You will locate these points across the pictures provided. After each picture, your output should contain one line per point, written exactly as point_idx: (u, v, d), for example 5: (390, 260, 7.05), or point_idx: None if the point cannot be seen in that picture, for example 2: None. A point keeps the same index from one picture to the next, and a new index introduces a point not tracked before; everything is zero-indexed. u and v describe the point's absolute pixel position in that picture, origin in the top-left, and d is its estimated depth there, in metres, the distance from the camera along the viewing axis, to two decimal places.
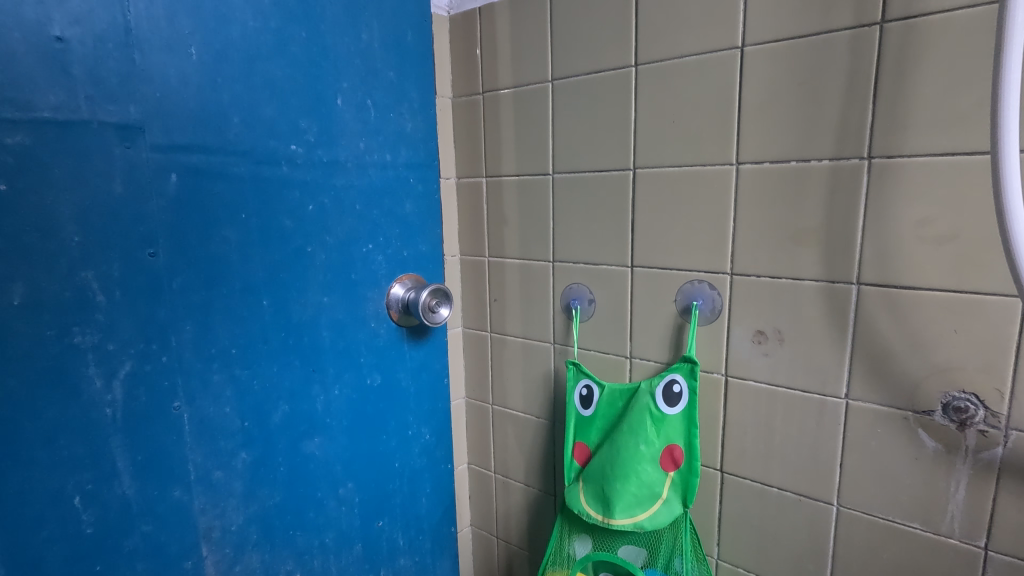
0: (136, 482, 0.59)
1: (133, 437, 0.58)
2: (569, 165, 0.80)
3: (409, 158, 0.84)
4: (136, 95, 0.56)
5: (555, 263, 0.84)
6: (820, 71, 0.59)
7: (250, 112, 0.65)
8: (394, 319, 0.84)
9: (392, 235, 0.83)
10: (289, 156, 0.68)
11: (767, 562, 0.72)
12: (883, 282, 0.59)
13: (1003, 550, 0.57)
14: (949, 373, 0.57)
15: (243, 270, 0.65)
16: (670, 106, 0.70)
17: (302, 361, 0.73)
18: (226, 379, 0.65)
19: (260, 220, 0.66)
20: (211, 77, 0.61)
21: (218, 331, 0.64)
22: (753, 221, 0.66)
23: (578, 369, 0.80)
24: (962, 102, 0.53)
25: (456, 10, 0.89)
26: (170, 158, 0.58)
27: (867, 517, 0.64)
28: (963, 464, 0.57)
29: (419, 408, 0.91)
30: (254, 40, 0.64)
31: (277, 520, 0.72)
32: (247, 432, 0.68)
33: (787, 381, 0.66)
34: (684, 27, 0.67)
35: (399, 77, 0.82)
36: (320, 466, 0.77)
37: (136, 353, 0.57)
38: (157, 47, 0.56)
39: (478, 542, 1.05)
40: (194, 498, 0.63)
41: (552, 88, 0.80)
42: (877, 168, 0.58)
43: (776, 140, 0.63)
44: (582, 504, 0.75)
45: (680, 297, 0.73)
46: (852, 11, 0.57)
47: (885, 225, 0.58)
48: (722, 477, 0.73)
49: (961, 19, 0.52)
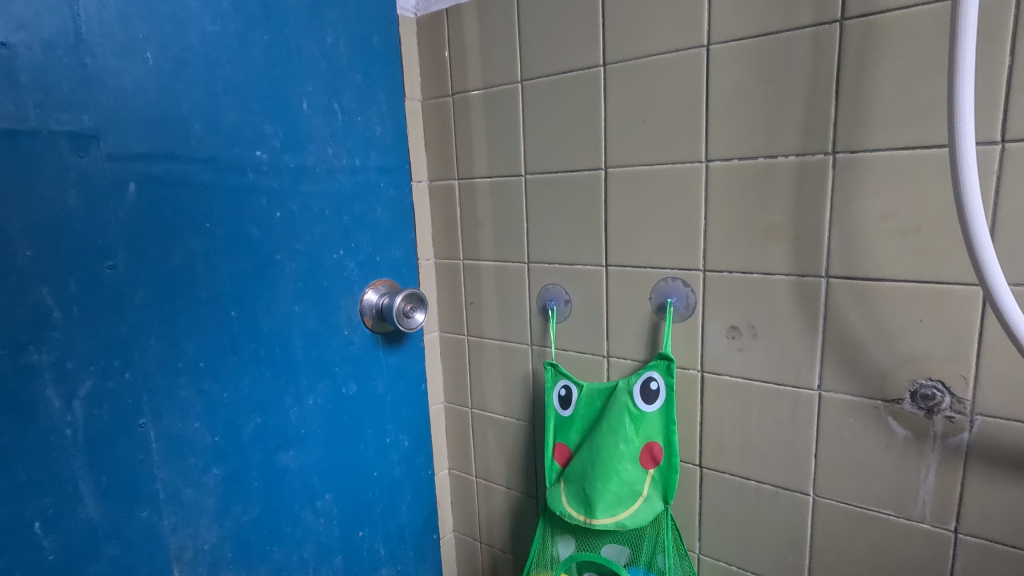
0: (102, 505, 0.56)
1: (96, 458, 0.56)
2: (541, 166, 0.80)
3: (379, 162, 0.83)
4: (90, 102, 0.53)
5: (530, 264, 0.84)
6: (783, 69, 0.60)
7: (212, 117, 0.63)
8: (369, 325, 0.83)
9: (364, 241, 0.81)
10: (254, 162, 0.67)
11: (748, 555, 0.72)
12: (851, 275, 0.60)
13: (972, 532, 0.58)
14: (917, 362, 0.58)
15: (208, 281, 0.63)
16: (639, 105, 0.70)
17: (274, 373, 0.71)
18: (195, 394, 0.63)
19: (226, 229, 0.64)
20: (169, 83, 0.59)
21: (186, 344, 0.62)
22: (724, 217, 0.66)
23: (556, 370, 0.80)
24: (920, 97, 0.54)
25: (423, 11, 0.88)
26: (127, 166, 0.56)
27: (842, 506, 0.65)
28: (933, 450, 0.59)
29: (397, 415, 0.90)
30: (214, 44, 0.62)
31: (252, 536, 0.70)
32: (219, 447, 0.66)
33: (762, 374, 0.67)
34: (651, 27, 0.68)
35: (367, 80, 0.80)
36: (296, 479, 0.75)
37: (97, 371, 0.55)
38: (110, 53, 0.54)
39: (461, 547, 1.04)
40: (163, 518, 0.61)
41: (521, 89, 0.80)
42: (842, 162, 0.59)
43: (743, 137, 0.64)
44: (563, 505, 0.75)
45: (655, 294, 0.73)
46: (813, 9, 0.58)
47: (852, 218, 0.59)
48: (700, 472, 0.74)
49: (918, 16, 0.53)
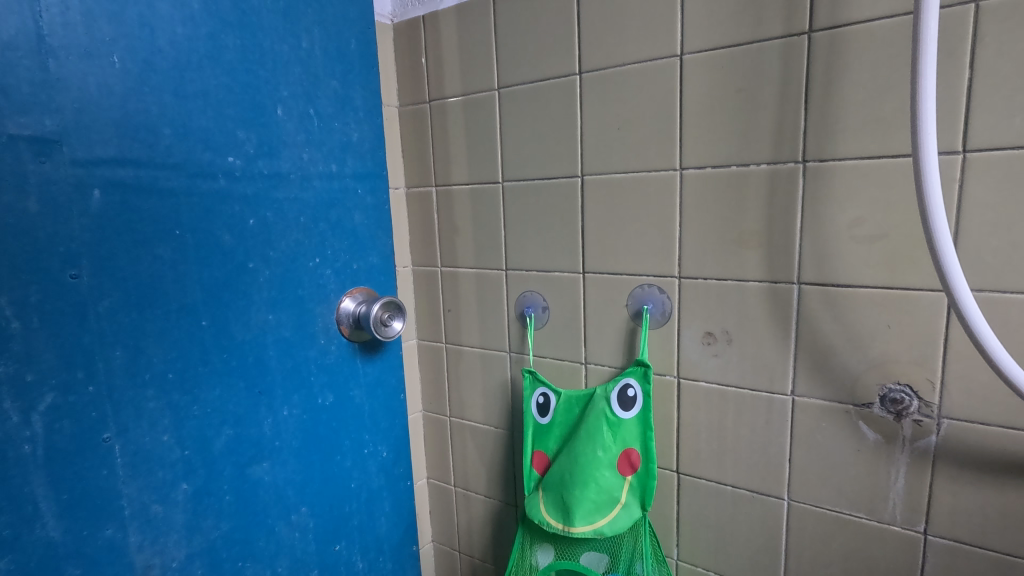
0: (63, 522, 0.54)
1: (57, 475, 0.54)
2: (518, 173, 0.80)
3: (356, 168, 0.82)
4: (52, 105, 0.52)
5: (508, 271, 0.84)
6: (754, 80, 0.61)
7: (182, 123, 0.62)
8: (345, 334, 0.82)
9: (341, 248, 0.80)
10: (226, 168, 0.66)
11: (725, 560, 0.73)
12: (822, 281, 0.61)
13: (941, 533, 0.59)
14: (886, 366, 0.59)
15: (178, 290, 0.62)
16: (614, 112, 0.71)
17: (247, 383, 0.69)
18: (163, 406, 0.61)
19: (196, 236, 0.63)
20: (136, 86, 0.57)
21: (153, 354, 0.60)
22: (699, 224, 0.67)
23: (534, 377, 0.80)
24: (886, 107, 0.55)
25: (400, 18, 0.88)
26: (92, 172, 0.55)
27: (816, 510, 0.66)
28: (902, 453, 0.60)
29: (375, 424, 0.89)
30: (184, 48, 0.61)
31: (224, 552, 0.68)
32: (188, 460, 0.64)
33: (737, 380, 0.68)
34: (626, 36, 0.68)
35: (343, 85, 0.80)
36: (269, 492, 0.73)
37: (59, 383, 0.53)
38: (74, 55, 0.53)
39: (440, 557, 1.03)
40: (129, 536, 0.59)
41: (498, 96, 0.80)
42: (812, 171, 0.60)
43: (717, 145, 0.64)
44: (542, 513, 0.74)
45: (632, 301, 0.73)
46: (782, 20, 0.59)
47: (822, 226, 0.60)
48: (678, 478, 0.74)
49: (881, 28, 0.55)
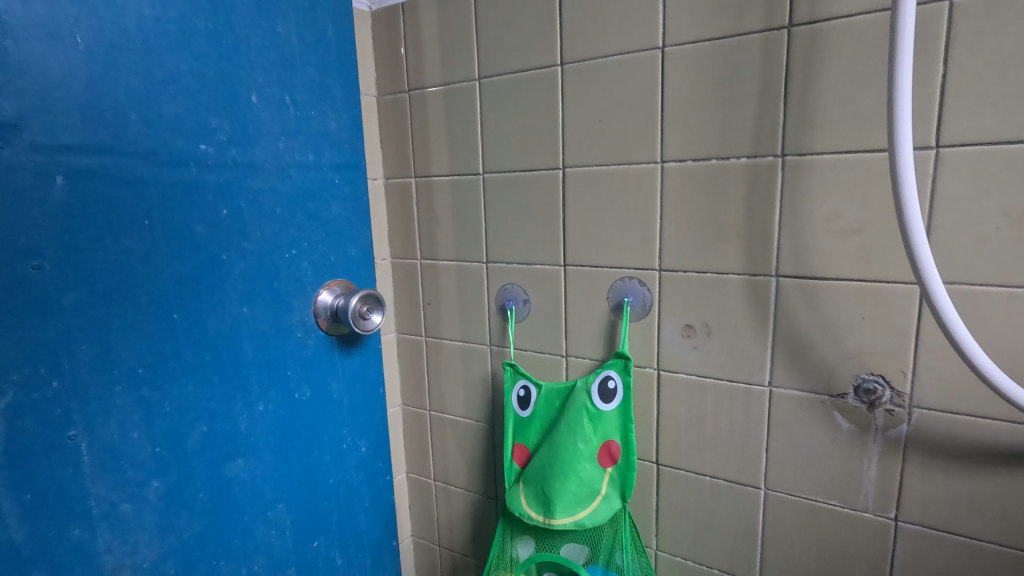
0: (26, 524, 0.52)
1: (19, 475, 0.52)
2: (499, 165, 0.79)
3: (334, 158, 0.81)
4: (11, 89, 0.49)
5: (489, 264, 0.83)
6: (734, 74, 0.62)
7: (151, 109, 0.59)
8: (323, 327, 0.80)
9: (318, 240, 0.79)
10: (198, 156, 0.63)
11: (703, 550, 0.74)
12: (799, 275, 0.62)
13: (911, 520, 0.61)
14: (861, 357, 0.61)
15: (149, 282, 0.60)
16: (596, 104, 0.71)
17: (221, 378, 0.67)
18: (132, 402, 0.59)
19: (166, 227, 0.61)
20: (101, 69, 0.55)
21: (122, 350, 0.58)
22: (679, 217, 0.67)
23: (515, 370, 0.80)
24: (863, 102, 0.56)
25: (378, 5, 0.86)
26: (55, 159, 0.52)
27: (792, 499, 0.67)
28: (875, 442, 0.61)
29: (354, 419, 0.88)
30: (152, 31, 0.59)
31: (198, 551, 0.67)
32: (160, 458, 0.62)
33: (715, 372, 0.69)
34: (607, 28, 0.68)
35: (321, 73, 0.78)
36: (245, 489, 0.72)
37: (21, 379, 0.51)
38: (34, 36, 0.50)
39: (420, 552, 1.03)
40: (97, 536, 0.57)
41: (478, 86, 0.79)
42: (790, 165, 0.60)
43: (697, 139, 0.65)
44: (523, 506, 0.74)
45: (612, 294, 0.73)
46: (763, 14, 0.59)
47: (800, 220, 0.61)
48: (657, 469, 0.75)
49: (860, 23, 0.55)
